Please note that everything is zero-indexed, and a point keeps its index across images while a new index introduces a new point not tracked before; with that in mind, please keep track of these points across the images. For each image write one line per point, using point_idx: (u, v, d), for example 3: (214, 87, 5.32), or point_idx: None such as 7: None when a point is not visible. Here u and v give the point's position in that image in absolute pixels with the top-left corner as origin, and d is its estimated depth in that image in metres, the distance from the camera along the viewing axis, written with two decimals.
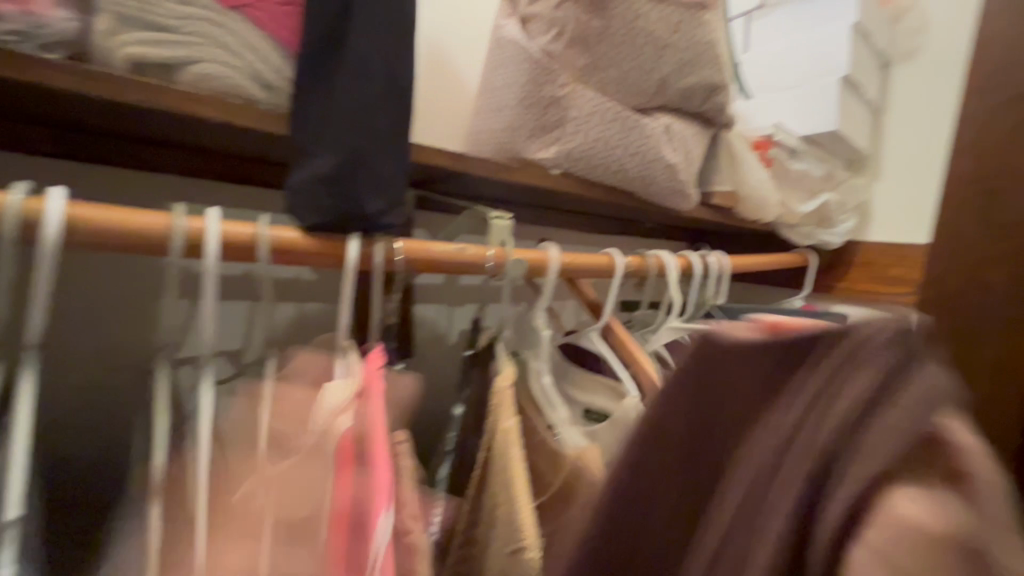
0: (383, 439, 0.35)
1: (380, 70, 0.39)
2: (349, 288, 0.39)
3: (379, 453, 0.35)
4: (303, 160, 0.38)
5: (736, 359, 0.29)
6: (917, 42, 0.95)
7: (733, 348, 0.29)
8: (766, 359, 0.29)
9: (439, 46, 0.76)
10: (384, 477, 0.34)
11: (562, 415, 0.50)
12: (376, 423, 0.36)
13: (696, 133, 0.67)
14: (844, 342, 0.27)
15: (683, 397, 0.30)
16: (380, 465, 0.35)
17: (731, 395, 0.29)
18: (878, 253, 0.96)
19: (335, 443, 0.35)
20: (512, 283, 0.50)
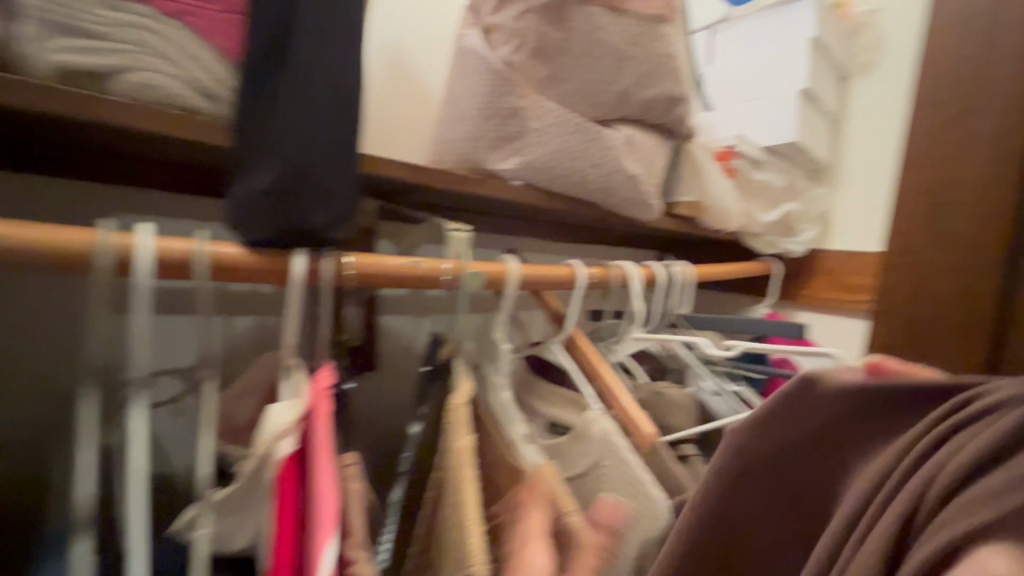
0: (328, 461, 0.34)
1: (326, 80, 0.38)
2: (294, 304, 0.37)
3: (323, 477, 0.34)
4: (245, 174, 0.37)
5: (839, 401, 0.34)
6: (874, 56, 0.98)
7: (838, 391, 0.33)
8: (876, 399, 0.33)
9: (403, 55, 0.76)
10: (328, 500, 0.33)
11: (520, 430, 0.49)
12: (322, 447, 0.35)
13: (658, 144, 0.67)
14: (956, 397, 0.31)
15: (780, 428, 0.34)
16: (326, 489, 0.33)
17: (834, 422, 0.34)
18: (839, 262, 0.98)
19: (276, 467, 0.34)
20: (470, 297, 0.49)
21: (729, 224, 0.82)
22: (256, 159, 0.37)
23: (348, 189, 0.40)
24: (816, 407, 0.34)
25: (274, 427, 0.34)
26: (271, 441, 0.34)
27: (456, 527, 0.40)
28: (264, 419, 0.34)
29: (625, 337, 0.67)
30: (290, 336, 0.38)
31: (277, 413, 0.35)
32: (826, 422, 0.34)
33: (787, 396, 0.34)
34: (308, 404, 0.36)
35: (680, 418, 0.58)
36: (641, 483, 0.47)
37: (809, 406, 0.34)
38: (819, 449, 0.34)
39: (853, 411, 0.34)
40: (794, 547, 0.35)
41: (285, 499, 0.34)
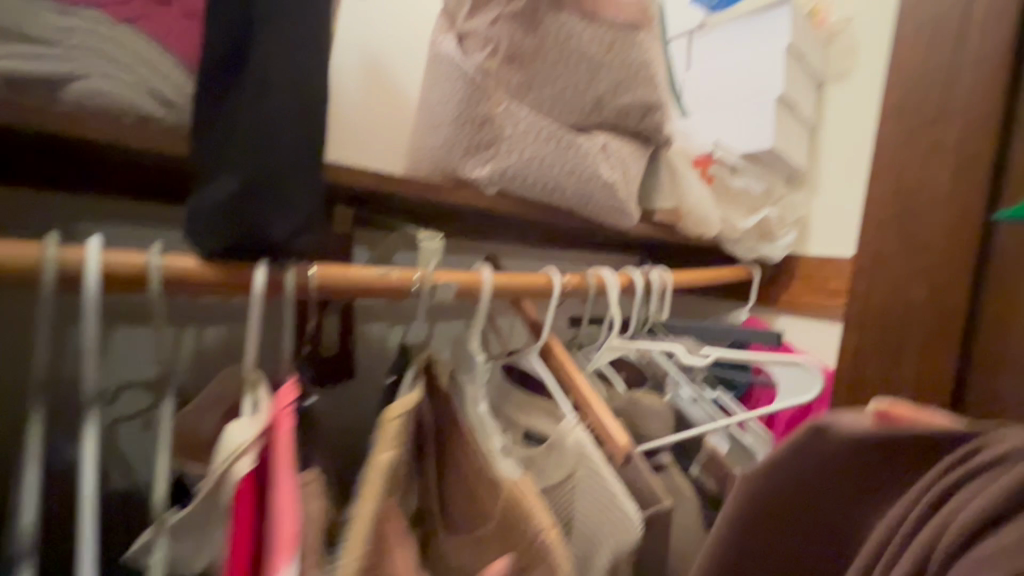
0: (285, 481, 0.33)
1: (288, 87, 0.37)
2: (255, 317, 0.36)
3: (280, 499, 0.32)
4: (204, 183, 0.36)
5: (848, 452, 0.30)
6: (849, 64, 1.00)
7: (851, 445, 0.30)
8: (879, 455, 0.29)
9: (380, 61, 0.75)
10: (288, 511, 0.31)
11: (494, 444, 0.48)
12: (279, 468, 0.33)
13: (635, 151, 0.67)
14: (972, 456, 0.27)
15: (785, 483, 0.31)
16: (282, 512, 0.31)
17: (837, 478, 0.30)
18: (817, 267, 0.99)
19: (234, 488, 0.33)
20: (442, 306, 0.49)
21: (707, 230, 0.82)
22: (214, 168, 0.36)
23: (311, 198, 0.38)
24: (824, 462, 0.30)
25: (233, 444, 0.33)
26: (231, 459, 0.33)
27: None
28: (223, 437, 0.34)
29: (602, 344, 0.67)
30: (251, 350, 0.37)
31: (236, 429, 0.34)
32: (834, 473, 0.30)
33: (798, 449, 0.31)
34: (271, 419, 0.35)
35: (656, 427, 0.58)
36: (617, 495, 0.46)
37: (815, 459, 0.30)
38: (831, 503, 0.31)
39: (868, 463, 0.30)
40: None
41: (241, 517, 0.32)
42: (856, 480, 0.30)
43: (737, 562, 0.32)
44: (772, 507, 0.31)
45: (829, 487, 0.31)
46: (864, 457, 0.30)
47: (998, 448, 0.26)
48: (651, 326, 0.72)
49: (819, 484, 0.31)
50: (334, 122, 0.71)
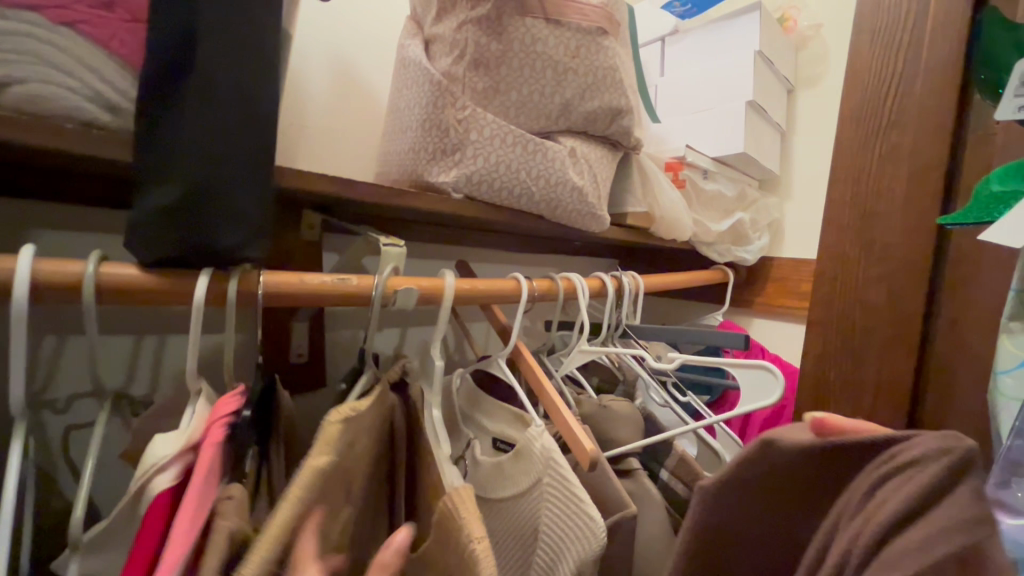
0: (199, 487, 0.33)
1: (234, 91, 0.36)
2: (196, 329, 0.37)
3: (186, 505, 0.33)
4: (146, 190, 0.36)
5: (796, 463, 0.30)
6: (819, 69, 1.01)
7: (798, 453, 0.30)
8: (821, 463, 0.30)
9: (350, 65, 0.75)
10: (181, 518, 0.32)
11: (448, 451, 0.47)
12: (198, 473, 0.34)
13: (604, 156, 0.67)
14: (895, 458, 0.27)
15: (741, 497, 0.32)
16: (183, 518, 0.32)
17: (781, 483, 0.31)
18: (791, 269, 0.99)
19: (153, 495, 0.34)
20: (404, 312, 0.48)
21: (680, 233, 0.83)
22: (159, 175, 0.35)
23: (261, 204, 0.38)
24: (775, 472, 0.31)
25: (152, 458, 0.35)
26: (149, 472, 0.35)
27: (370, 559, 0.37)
28: (147, 451, 0.36)
29: (574, 349, 0.66)
30: (190, 364, 0.38)
31: (160, 444, 0.36)
32: (785, 482, 0.31)
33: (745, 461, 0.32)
34: (198, 434, 0.37)
35: (624, 431, 0.58)
36: (580, 503, 0.46)
37: (770, 470, 0.31)
38: (781, 506, 0.32)
39: (818, 470, 0.30)
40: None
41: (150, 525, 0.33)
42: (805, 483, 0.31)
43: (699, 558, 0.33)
44: (732, 518, 0.32)
45: (785, 494, 0.31)
46: (812, 466, 0.30)
47: (912, 450, 0.26)
48: (624, 330, 0.72)
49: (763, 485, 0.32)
50: (302, 127, 0.70)
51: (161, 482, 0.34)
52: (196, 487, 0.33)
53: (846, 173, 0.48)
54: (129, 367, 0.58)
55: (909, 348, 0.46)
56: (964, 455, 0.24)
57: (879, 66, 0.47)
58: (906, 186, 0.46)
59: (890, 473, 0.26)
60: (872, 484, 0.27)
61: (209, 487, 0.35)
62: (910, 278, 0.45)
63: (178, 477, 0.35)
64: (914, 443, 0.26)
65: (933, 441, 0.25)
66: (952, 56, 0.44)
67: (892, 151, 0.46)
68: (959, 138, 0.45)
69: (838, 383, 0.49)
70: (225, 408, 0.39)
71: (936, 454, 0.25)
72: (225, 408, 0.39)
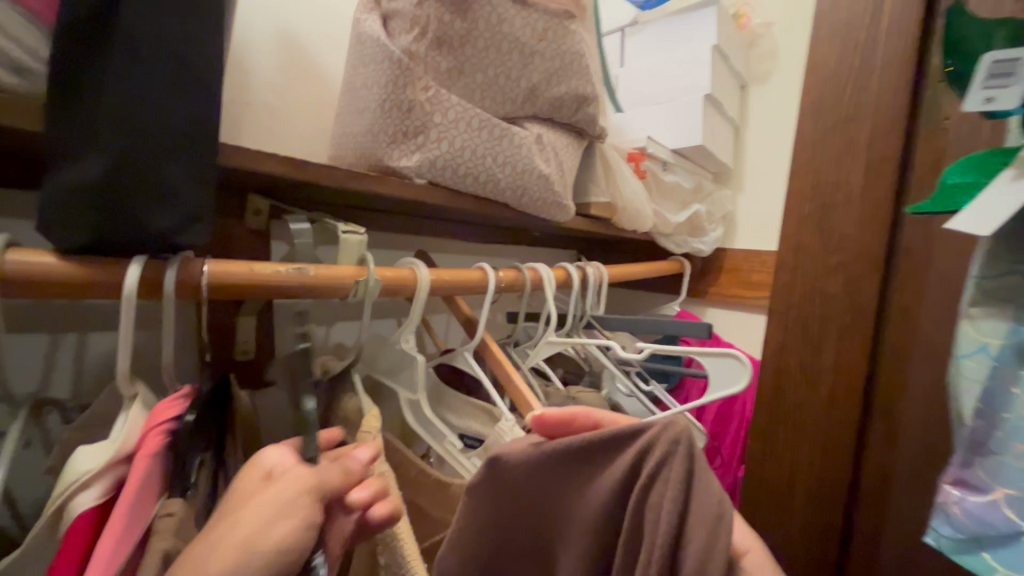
0: (122, 509, 0.30)
1: (165, 53, 0.32)
2: (128, 323, 0.33)
3: (110, 527, 0.29)
4: (63, 161, 0.31)
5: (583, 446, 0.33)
6: (769, 66, 1.05)
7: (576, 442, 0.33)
8: (593, 454, 0.32)
9: (301, 41, 0.70)
10: (101, 553, 0.29)
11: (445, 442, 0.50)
12: (128, 490, 0.31)
13: (568, 143, 0.66)
14: (658, 441, 0.30)
15: (531, 477, 0.34)
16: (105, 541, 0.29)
17: (568, 467, 0.33)
18: (742, 260, 1.03)
19: (70, 522, 0.30)
20: (370, 304, 0.47)
21: (640, 224, 0.83)
22: (76, 147, 0.31)
23: (201, 183, 0.34)
24: (510, 484, 0.34)
25: (73, 474, 0.31)
26: (69, 491, 0.30)
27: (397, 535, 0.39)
28: (68, 464, 0.31)
29: (540, 341, 0.64)
30: (123, 361, 0.34)
31: (83, 457, 0.31)
32: (516, 500, 0.34)
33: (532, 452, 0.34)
34: (134, 444, 0.33)
35: None
36: None
37: (547, 472, 0.33)
38: (564, 483, 0.33)
39: (588, 452, 0.33)
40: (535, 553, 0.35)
41: (69, 551, 0.29)
42: (584, 465, 0.33)
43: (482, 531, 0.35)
44: (512, 494, 0.34)
45: (520, 510, 0.34)
46: (587, 454, 0.33)
47: (660, 440, 0.30)
48: (588, 321, 0.71)
49: (546, 472, 0.33)
50: (245, 103, 0.64)
51: (84, 501, 0.31)
52: (122, 512, 0.30)
53: (806, 167, 0.50)
54: (43, 371, 0.51)
55: (860, 337, 0.47)
56: (691, 439, 0.30)
57: (838, 61, 0.48)
58: (860, 178, 0.47)
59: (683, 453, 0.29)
60: (667, 464, 0.29)
61: (140, 509, 0.31)
62: (867, 269, 0.47)
63: (106, 495, 0.32)
64: (658, 436, 0.31)
65: (662, 428, 0.31)
66: (907, 54, 0.45)
67: (849, 145, 0.48)
68: (913, 132, 0.47)
69: (798, 372, 0.50)
70: (162, 415, 0.34)
71: (675, 445, 0.30)
72: (165, 413, 0.34)
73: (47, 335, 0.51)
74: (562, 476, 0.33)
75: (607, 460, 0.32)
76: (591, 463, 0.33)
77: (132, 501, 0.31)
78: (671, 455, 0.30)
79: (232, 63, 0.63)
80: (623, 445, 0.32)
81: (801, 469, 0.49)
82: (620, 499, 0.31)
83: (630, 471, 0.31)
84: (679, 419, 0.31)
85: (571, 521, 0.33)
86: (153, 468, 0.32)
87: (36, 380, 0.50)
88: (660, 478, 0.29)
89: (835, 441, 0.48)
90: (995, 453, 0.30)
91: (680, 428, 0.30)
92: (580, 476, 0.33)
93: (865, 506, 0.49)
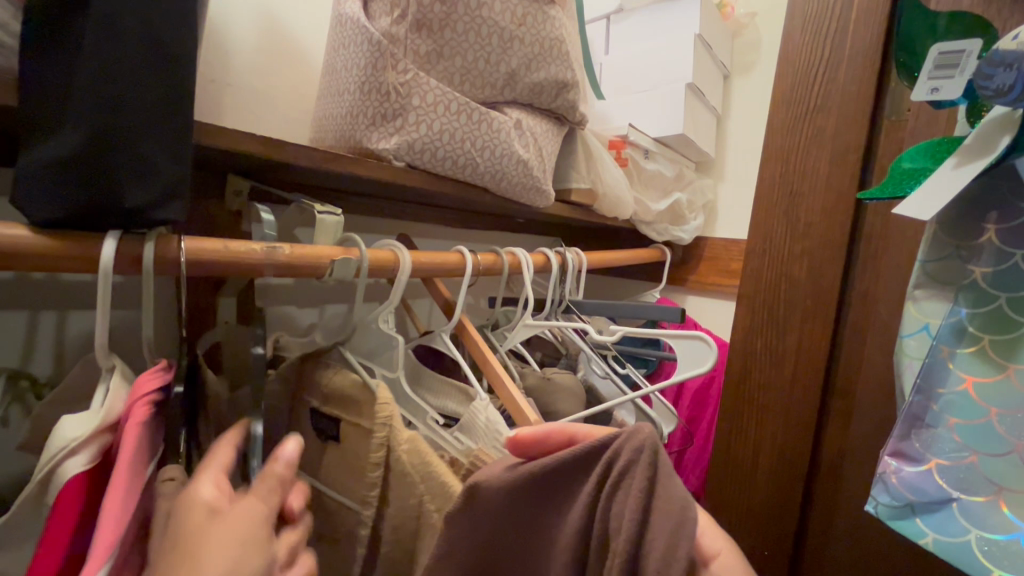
0: (126, 465, 0.31)
1: (139, 31, 0.32)
2: (106, 297, 0.34)
3: (115, 480, 0.30)
4: (41, 136, 0.31)
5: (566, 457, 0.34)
6: (751, 56, 1.06)
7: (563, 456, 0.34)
8: (568, 461, 0.33)
9: (282, 22, 0.70)
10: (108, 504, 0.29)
11: (427, 419, 0.52)
12: (126, 449, 0.32)
13: (548, 130, 0.67)
14: (621, 442, 0.32)
15: (517, 484, 0.35)
16: (115, 490, 0.30)
17: (549, 474, 0.34)
18: (722, 248, 1.05)
19: (63, 486, 0.30)
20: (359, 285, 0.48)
21: (621, 211, 0.85)
22: (52, 121, 0.31)
23: (178, 161, 0.35)
24: (487, 489, 0.35)
25: (57, 443, 0.31)
26: (57, 457, 0.31)
27: (421, 483, 0.43)
28: (53, 434, 0.32)
29: (518, 324, 0.65)
30: (101, 337, 0.34)
31: (70, 426, 0.32)
32: (495, 508, 0.35)
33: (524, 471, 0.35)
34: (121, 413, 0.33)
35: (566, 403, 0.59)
36: None
37: (523, 476, 0.35)
38: (541, 483, 0.34)
39: (564, 457, 0.34)
40: (515, 550, 0.36)
41: (65, 511, 0.30)
42: (559, 468, 0.34)
43: (471, 535, 0.36)
44: (500, 500, 0.35)
45: (500, 516, 0.35)
46: (568, 467, 0.34)
47: (631, 438, 0.31)
48: (567, 305, 0.72)
49: (533, 478, 0.34)
50: (225, 84, 0.64)
51: (73, 467, 0.31)
52: (123, 468, 0.31)
53: (776, 155, 0.51)
54: (22, 349, 0.51)
55: (825, 322, 0.49)
56: (655, 447, 0.30)
57: (809, 52, 0.49)
58: (827, 167, 0.48)
59: (641, 447, 0.31)
60: (630, 460, 0.31)
61: (137, 471, 0.32)
62: (830, 256, 0.48)
63: (93, 462, 0.32)
64: (624, 439, 0.32)
65: (629, 435, 0.31)
66: (872, 45, 0.47)
67: (817, 134, 0.49)
68: (877, 121, 0.48)
69: (764, 355, 0.51)
70: (146, 386, 0.35)
71: (638, 454, 0.31)
72: (149, 384, 0.35)
73: (26, 311, 0.51)
74: (547, 480, 0.34)
75: (584, 464, 0.33)
76: (567, 467, 0.34)
77: (131, 461, 0.32)
78: (634, 462, 0.30)
79: (213, 42, 0.62)
80: (585, 454, 0.33)
81: (766, 449, 0.51)
82: (595, 500, 0.32)
83: (605, 475, 0.32)
84: (645, 426, 0.32)
85: (559, 516, 0.34)
86: (143, 432, 0.33)
87: (16, 357, 0.51)
88: (617, 463, 0.31)
89: (796, 421, 0.50)
90: (931, 425, 0.32)
91: (647, 434, 0.31)
92: (565, 476, 0.34)
93: (825, 483, 0.51)
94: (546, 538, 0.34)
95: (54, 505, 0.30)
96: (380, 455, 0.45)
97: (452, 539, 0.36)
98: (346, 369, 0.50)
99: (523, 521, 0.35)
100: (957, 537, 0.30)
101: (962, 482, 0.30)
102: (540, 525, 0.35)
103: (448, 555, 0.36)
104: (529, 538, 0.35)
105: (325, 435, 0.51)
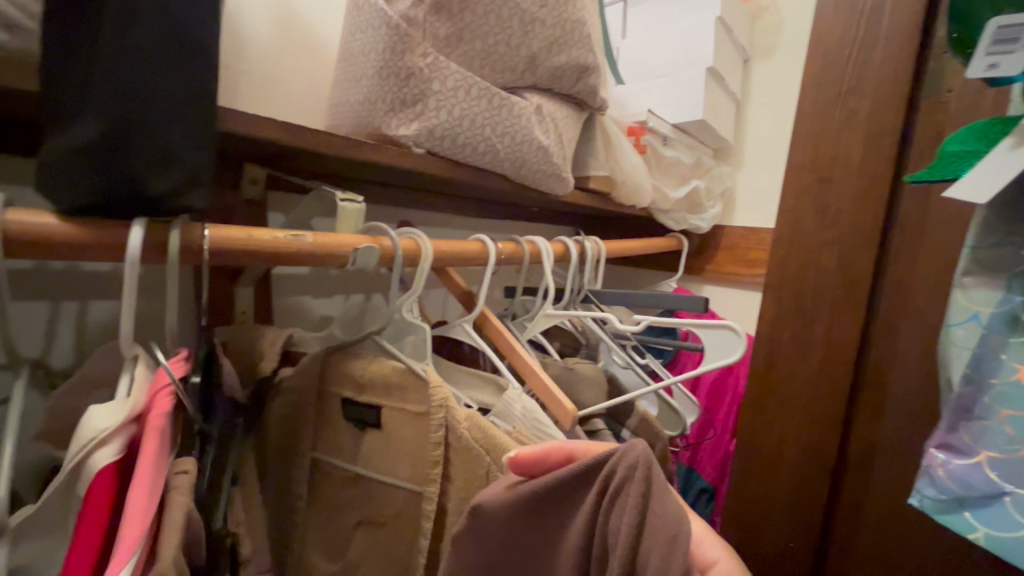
0: (151, 460, 0.31)
1: (158, 13, 0.31)
2: (132, 285, 0.33)
3: (142, 475, 0.30)
4: (66, 125, 0.31)
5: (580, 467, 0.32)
6: (771, 39, 1.03)
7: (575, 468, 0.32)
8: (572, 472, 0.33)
9: (296, 7, 0.68)
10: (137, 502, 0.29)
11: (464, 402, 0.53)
12: (149, 445, 0.31)
13: (568, 115, 0.66)
14: (617, 462, 0.31)
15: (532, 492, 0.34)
16: (140, 485, 0.30)
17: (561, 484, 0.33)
18: (740, 237, 1.03)
19: (92, 478, 0.30)
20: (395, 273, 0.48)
21: (640, 199, 0.83)
22: (78, 106, 0.31)
23: (200, 146, 0.34)
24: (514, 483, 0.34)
25: (90, 432, 0.31)
26: (87, 447, 0.31)
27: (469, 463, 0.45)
28: (82, 421, 0.31)
29: (537, 314, 0.65)
30: (128, 326, 0.34)
31: (97, 415, 0.31)
32: (526, 508, 0.34)
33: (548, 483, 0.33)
34: (142, 406, 0.33)
35: (586, 393, 0.58)
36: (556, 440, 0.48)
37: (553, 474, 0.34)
38: (557, 492, 0.33)
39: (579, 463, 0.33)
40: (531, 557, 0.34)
41: (97, 505, 0.30)
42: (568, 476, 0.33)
43: (497, 536, 0.35)
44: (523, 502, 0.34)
45: (526, 520, 0.34)
46: (574, 478, 0.33)
47: (626, 455, 0.31)
48: (585, 295, 0.71)
49: (550, 485, 0.33)
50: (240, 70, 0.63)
51: (102, 458, 0.31)
52: (149, 463, 0.31)
53: (807, 139, 0.49)
54: (42, 339, 0.51)
55: (857, 311, 0.47)
56: (648, 462, 0.30)
57: (843, 30, 0.47)
58: (861, 151, 0.47)
59: (635, 465, 0.30)
60: (621, 480, 0.30)
61: (161, 465, 0.32)
62: (863, 242, 0.47)
63: (121, 453, 0.32)
64: (622, 454, 0.31)
65: (620, 455, 0.31)
66: (911, 22, 0.45)
67: (850, 117, 0.47)
68: (914, 103, 0.46)
69: (791, 345, 0.50)
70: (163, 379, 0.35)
71: (632, 471, 0.30)
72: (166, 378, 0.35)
73: (48, 300, 0.51)
74: (559, 486, 0.33)
75: (589, 472, 0.32)
76: (573, 477, 0.33)
77: (154, 456, 0.31)
78: (627, 482, 0.30)
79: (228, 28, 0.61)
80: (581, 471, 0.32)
81: (794, 440, 0.50)
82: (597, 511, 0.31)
83: (603, 488, 0.31)
84: (636, 442, 0.31)
85: (572, 515, 0.32)
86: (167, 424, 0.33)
87: (38, 346, 0.51)
88: (613, 477, 0.31)
89: (824, 412, 0.49)
90: (981, 417, 0.31)
91: (640, 450, 0.31)
92: (581, 479, 0.32)
93: (852, 475, 0.50)
94: (562, 539, 0.33)
95: (84, 499, 0.30)
96: (440, 436, 0.46)
97: (484, 536, 0.35)
98: (372, 359, 0.50)
99: (548, 528, 0.34)
100: (1009, 532, 0.29)
101: (1014, 476, 0.29)
102: (560, 533, 0.33)
103: (478, 548, 0.35)
104: (542, 547, 0.34)
105: (362, 423, 0.50)
